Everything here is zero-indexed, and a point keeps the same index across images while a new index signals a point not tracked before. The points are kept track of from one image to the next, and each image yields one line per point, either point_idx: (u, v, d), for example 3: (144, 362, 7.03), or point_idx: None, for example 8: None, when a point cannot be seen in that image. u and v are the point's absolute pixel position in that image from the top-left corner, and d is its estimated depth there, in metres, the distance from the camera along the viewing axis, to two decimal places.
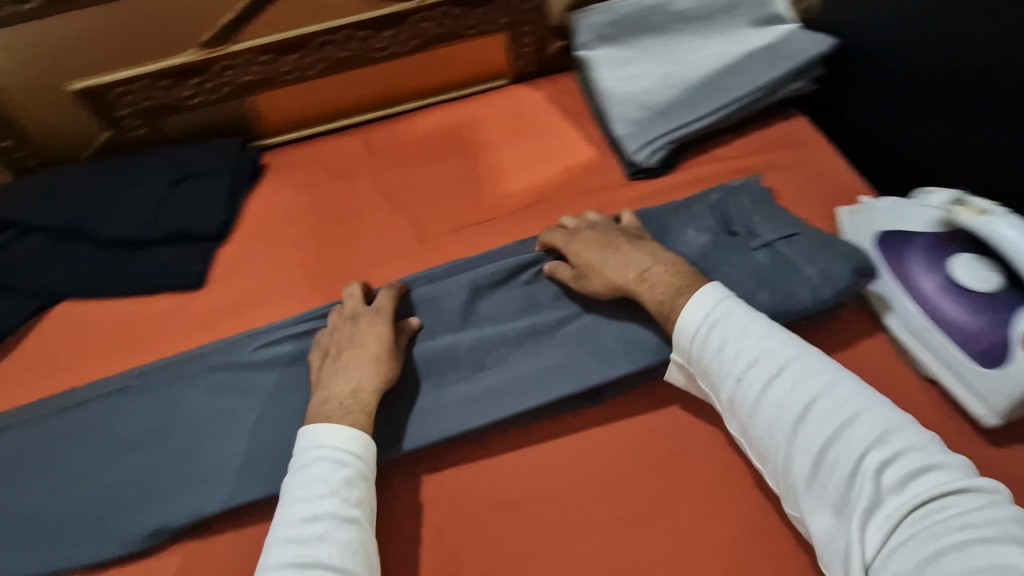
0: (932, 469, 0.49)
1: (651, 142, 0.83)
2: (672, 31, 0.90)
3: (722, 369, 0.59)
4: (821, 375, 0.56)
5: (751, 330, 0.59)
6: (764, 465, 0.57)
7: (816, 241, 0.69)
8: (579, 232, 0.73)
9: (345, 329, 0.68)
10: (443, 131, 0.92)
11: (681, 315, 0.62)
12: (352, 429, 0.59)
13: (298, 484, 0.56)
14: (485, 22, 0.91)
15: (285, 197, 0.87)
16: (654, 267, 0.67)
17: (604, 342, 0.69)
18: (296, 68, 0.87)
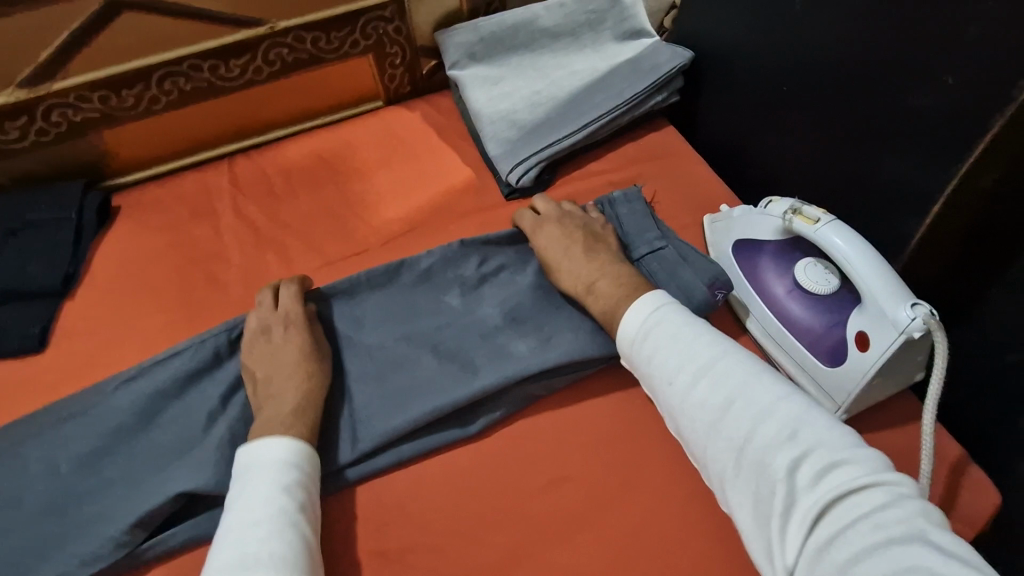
0: (836, 467, 0.48)
1: (523, 161, 0.83)
2: (540, 49, 0.91)
3: (657, 374, 0.59)
4: (745, 376, 0.55)
5: (682, 336, 0.59)
6: (700, 467, 0.57)
7: (682, 254, 0.71)
8: (545, 222, 0.75)
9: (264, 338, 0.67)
10: (315, 159, 0.88)
11: (623, 319, 0.63)
12: (289, 434, 0.59)
13: (251, 488, 0.55)
14: (349, 45, 0.88)
15: (145, 246, 0.80)
16: (603, 279, 0.68)
17: (470, 352, 0.68)
18: (140, 101, 0.81)
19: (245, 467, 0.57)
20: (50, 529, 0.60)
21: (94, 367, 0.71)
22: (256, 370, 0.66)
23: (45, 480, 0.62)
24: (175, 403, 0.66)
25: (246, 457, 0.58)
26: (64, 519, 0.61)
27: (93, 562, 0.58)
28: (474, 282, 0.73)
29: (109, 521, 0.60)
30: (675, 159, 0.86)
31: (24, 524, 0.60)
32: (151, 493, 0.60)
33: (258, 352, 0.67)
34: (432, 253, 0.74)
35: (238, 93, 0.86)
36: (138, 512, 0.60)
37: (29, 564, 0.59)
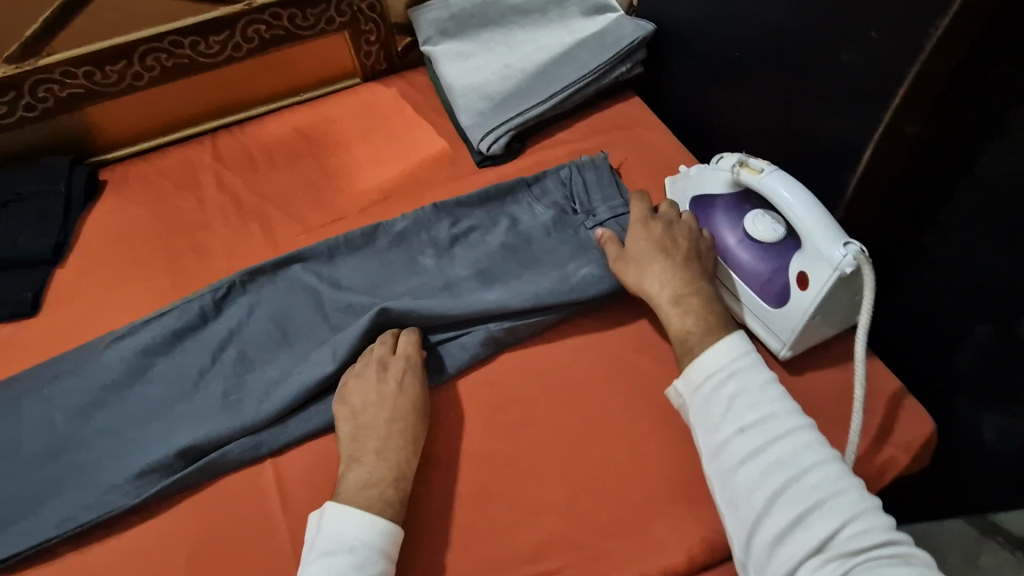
0: (893, 544, 0.49)
1: (493, 131, 0.87)
2: (510, 24, 0.94)
3: (726, 416, 0.57)
4: (821, 445, 0.54)
5: (765, 389, 0.57)
6: (730, 514, 0.55)
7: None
8: (651, 221, 0.72)
9: (380, 388, 0.64)
10: (295, 133, 0.92)
11: (700, 356, 0.61)
12: (383, 516, 0.56)
13: (324, 561, 0.54)
14: (325, 22, 0.91)
15: (133, 217, 0.84)
16: (693, 296, 0.65)
17: (441, 305, 0.70)
18: (123, 77, 0.85)
19: (324, 536, 0.56)
20: (48, 474, 0.64)
21: (83, 329, 0.74)
22: (360, 416, 0.64)
23: (42, 431, 0.66)
24: (162, 360, 0.70)
25: (328, 519, 0.56)
26: (62, 467, 0.64)
27: (89, 501, 0.62)
28: (447, 243, 0.78)
29: (106, 468, 0.64)
30: (638, 127, 0.91)
31: (24, 471, 0.64)
32: (147, 443, 0.65)
33: (368, 399, 0.64)
34: (407, 217, 0.78)
35: (218, 70, 0.90)
36: (135, 458, 0.64)
37: (30, 508, 0.62)
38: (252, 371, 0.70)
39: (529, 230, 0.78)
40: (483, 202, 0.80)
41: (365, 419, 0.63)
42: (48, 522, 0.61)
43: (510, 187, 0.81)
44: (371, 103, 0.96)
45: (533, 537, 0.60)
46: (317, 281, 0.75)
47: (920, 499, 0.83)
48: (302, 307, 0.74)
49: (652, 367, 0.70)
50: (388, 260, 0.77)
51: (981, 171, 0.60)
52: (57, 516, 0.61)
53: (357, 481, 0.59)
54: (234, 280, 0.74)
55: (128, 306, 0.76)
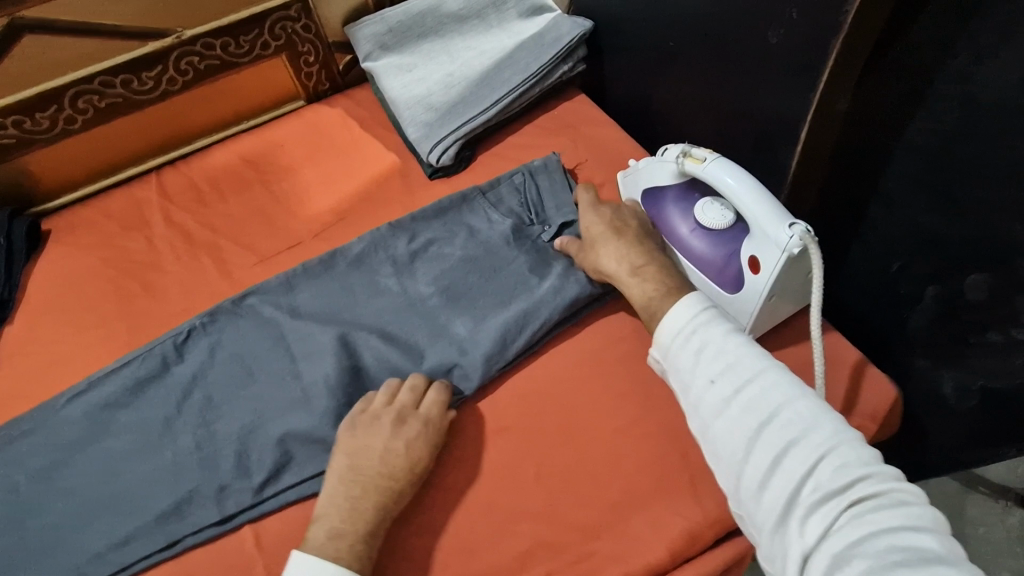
0: (872, 477, 0.48)
1: (442, 141, 0.86)
2: (448, 33, 0.94)
3: (696, 372, 0.57)
4: (792, 385, 0.54)
5: (730, 338, 0.57)
6: (718, 465, 0.56)
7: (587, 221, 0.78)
8: (599, 207, 0.74)
9: (413, 441, 0.62)
10: (241, 163, 0.91)
11: (665, 318, 0.61)
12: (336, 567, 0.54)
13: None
14: (259, 47, 0.90)
15: (80, 264, 0.81)
16: (649, 265, 0.67)
17: (412, 333, 0.71)
18: (55, 123, 0.82)
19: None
20: (18, 543, 0.62)
21: (38, 385, 0.72)
22: (376, 463, 0.60)
23: (10, 497, 0.64)
24: (126, 410, 0.68)
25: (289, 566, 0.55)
26: (38, 532, 0.63)
27: (61, 570, 0.60)
28: (407, 259, 0.77)
29: (84, 529, 0.62)
30: (586, 124, 0.91)
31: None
32: (123, 500, 0.64)
33: (391, 449, 0.61)
34: (363, 239, 0.78)
35: (153, 107, 0.87)
36: (114, 516, 0.63)
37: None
38: (220, 416, 0.68)
39: (488, 239, 0.77)
40: (445, 206, 0.80)
41: (385, 468, 0.60)
42: None
43: (464, 195, 0.80)
44: (316, 124, 0.95)
45: (514, 547, 0.60)
46: (276, 310, 0.73)
47: (896, 460, 0.86)
48: (263, 339, 0.72)
49: (619, 364, 0.70)
50: (348, 281, 0.75)
51: (910, 141, 0.61)
52: None
53: (348, 530, 0.57)
54: (195, 320, 0.73)
55: (82, 357, 0.74)
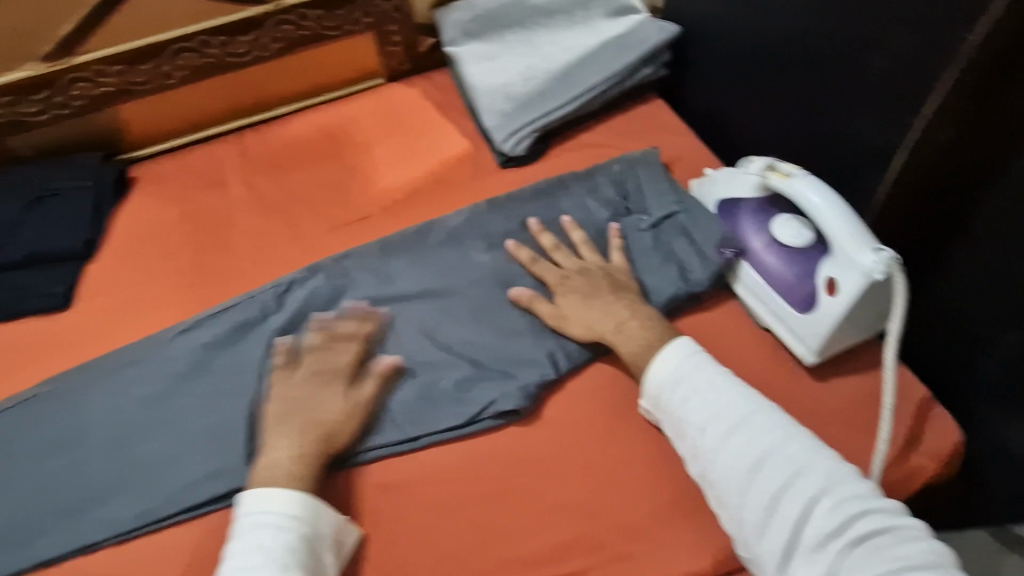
0: (864, 516, 0.53)
1: (515, 133, 0.88)
2: (534, 26, 0.94)
3: (687, 421, 0.61)
4: (779, 429, 0.59)
5: (714, 384, 0.62)
6: (720, 508, 0.59)
7: (696, 216, 0.75)
8: (568, 277, 0.72)
9: (326, 368, 0.66)
10: (319, 133, 0.93)
11: (655, 362, 0.64)
12: (289, 493, 0.57)
13: (245, 543, 0.55)
14: (350, 23, 0.92)
15: (162, 215, 0.85)
16: (632, 318, 0.68)
17: (501, 314, 0.73)
18: (153, 78, 0.86)
19: (244, 520, 0.56)
20: (113, 468, 0.65)
21: (114, 326, 0.75)
22: (299, 394, 0.64)
23: (109, 422, 0.67)
24: (225, 352, 0.71)
25: (240, 507, 0.57)
26: (134, 458, 0.65)
27: (147, 499, 0.63)
28: (501, 239, 0.79)
29: (174, 461, 0.65)
30: (662, 130, 0.91)
31: (91, 463, 0.65)
32: (209, 440, 0.66)
33: (319, 381, 0.65)
34: (459, 215, 0.80)
35: (244, 71, 0.90)
36: (204, 453, 0.65)
37: (101, 501, 0.63)
38: None
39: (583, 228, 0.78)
40: (544, 192, 0.82)
41: (310, 403, 0.63)
42: (127, 514, 0.62)
43: (561, 180, 0.83)
44: (394, 103, 0.96)
45: (556, 537, 0.60)
46: (372, 276, 0.76)
47: (947, 505, 0.83)
48: (358, 297, 0.74)
49: None
50: (432, 256, 0.78)
51: (1009, 182, 0.60)
52: (136, 508, 0.62)
53: (291, 460, 0.60)
54: (299, 278, 0.76)
55: (157, 304, 0.77)
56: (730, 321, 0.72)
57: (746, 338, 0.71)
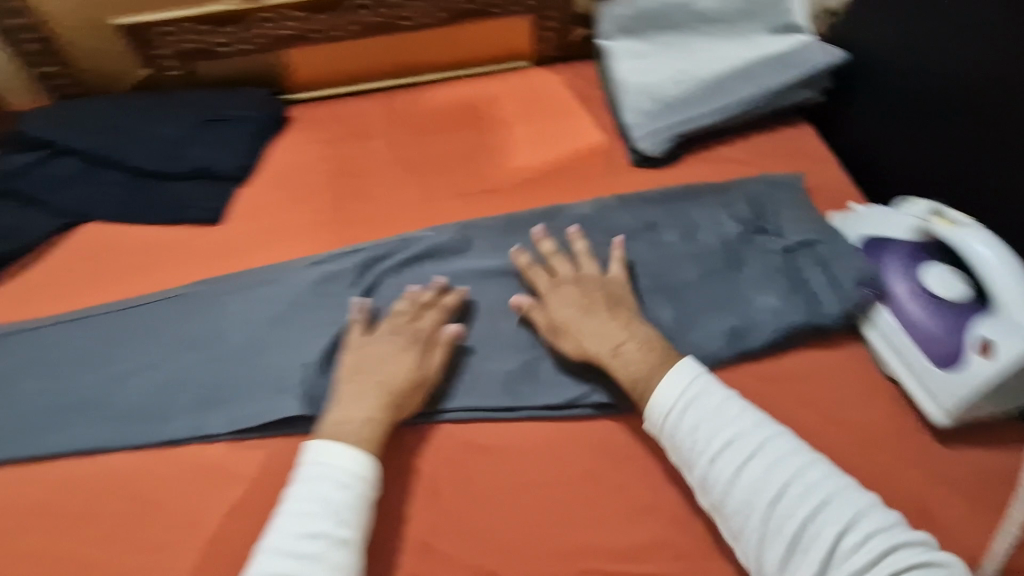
0: (893, 552, 0.50)
1: (656, 133, 0.87)
2: (692, 31, 0.93)
3: (696, 450, 0.58)
4: (792, 458, 0.56)
5: (722, 410, 0.59)
6: (736, 544, 0.56)
7: (837, 249, 0.72)
8: (562, 285, 0.70)
9: (402, 333, 0.68)
10: (462, 104, 0.96)
11: (659, 385, 0.62)
12: (358, 451, 0.59)
13: (307, 489, 0.57)
14: (513, 4, 0.94)
15: (311, 156, 0.91)
16: (630, 341, 0.65)
17: None
18: (328, 28, 0.92)
19: (310, 466, 0.59)
20: (237, 374, 0.71)
21: (255, 248, 0.82)
22: (378, 353, 0.66)
23: (240, 332, 0.73)
24: (349, 291, 0.76)
25: (306, 455, 0.59)
26: (255, 369, 0.71)
27: (263, 408, 0.68)
28: (624, 235, 0.79)
29: (290, 379, 0.69)
30: (808, 156, 0.87)
31: (220, 365, 0.71)
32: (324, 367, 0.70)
33: (392, 344, 0.67)
34: (587, 205, 0.81)
35: (407, 34, 0.95)
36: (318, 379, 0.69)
37: (223, 401, 0.69)
38: None
39: (710, 239, 0.77)
40: (675, 197, 0.81)
41: (386, 363, 0.65)
42: (242, 418, 0.67)
43: (694, 189, 0.81)
44: (538, 87, 0.98)
45: (638, 537, 0.60)
46: (495, 247, 0.79)
47: None
48: (478, 264, 0.77)
49: (789, 402, 0.66)
50: (554, 239, 0.79)
51: None
52: (251, 415, 0.67)
53: (366, 417, 0.62)
54: (425, 235, 0.79)
55: (295, 234, 0.83)
56: (854, 362, 0.68)
57: (869, 383, 0.67)
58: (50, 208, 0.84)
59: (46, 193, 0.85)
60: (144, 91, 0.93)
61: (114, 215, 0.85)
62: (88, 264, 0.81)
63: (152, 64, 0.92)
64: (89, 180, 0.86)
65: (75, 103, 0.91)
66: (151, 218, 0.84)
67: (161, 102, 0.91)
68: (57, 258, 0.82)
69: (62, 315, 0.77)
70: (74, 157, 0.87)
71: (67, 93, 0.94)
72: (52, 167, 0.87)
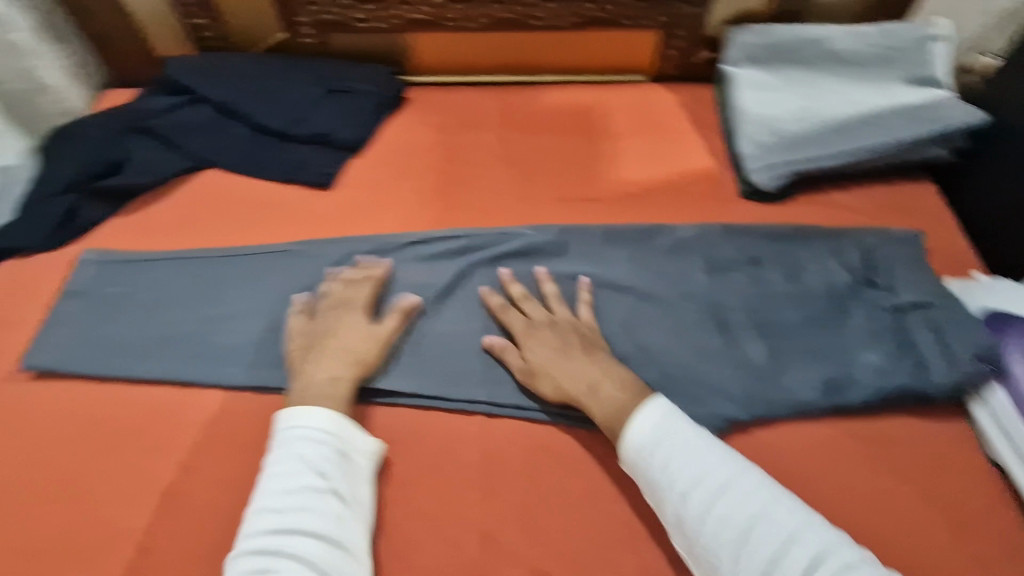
0: None
1: (771, 168, 0.85)
2: (824, 69, 0.90)
3: (667, 486, 0.58)
4: (759, 494, 0.56)
5: (694, 446, 0.59)
6: None
7: (953, 318, 0.70)
8: (535, 328, 0.70)
9: (337, 304, 0.72)
10: (575, 109, 0.97)
11: (631, 419, 0.62)
12: (328, 407, 0.63)
13: (287, 452, 0.61)
14: (644, 18, 0.94)
15: (422, 138, 0.93)
16: (604, 382, 0.65)
17: (706, 336, 0.72)
18: (460, 18, 0.94)
19: (289, 429, 0.62)
20: None
21: (359, 217, 0.85)
22: (355, 332, 0.70)
23: None
24: (444, 275, 0.77)
25: (280, 422, 0.63)
26: None
27: None
28: (724, 265, 0.77)
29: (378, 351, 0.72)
30: (928, 215, 0.84)
31: None
32: (412, 346, 0.72)
33: (365, 322, 0.70)
34: (690, 229, 0.80)
35: (534, 33, 0.96)
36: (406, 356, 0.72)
37: None
38: None
39: (814, 284, 0.75)
40: (783, 235, 0.79)
41: (366, 338, 0.69)
42: None
43: (804, 230, 0.79)
44: (653, 103, 0.97)
45: None
46: (592, 256, 0.79)
47: None
48: (573, 270, 0.77)
49: (877, 466, 0.64)
50: (652, 258, 0.78)
51: None
52: None
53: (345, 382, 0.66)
54: (523, 233, 0.80)
55: (398, 211, 0.85)
56: (953, 439, 0.66)
57: (966, 463, 0.64)
58: (180, 150, 0.89)
59: (178, 135, 0.90)
60: (278, 53, 0.98)
61: (235, 165, 0.89)
62: (206, 208, 0.86)
63: (290, 28, 0.96)
64: (218, 130, 0.92)
65: (214, 54, 0.96)
66: (268, 173, 0.88)
67: (292, 66, 0.96)
68: (178, 199, 0.87)
69: (177, 252, 0.82)
70: (207, 106, 0.93)
71: (210, 44, 0.99)
72: (187, 112, 0.92)
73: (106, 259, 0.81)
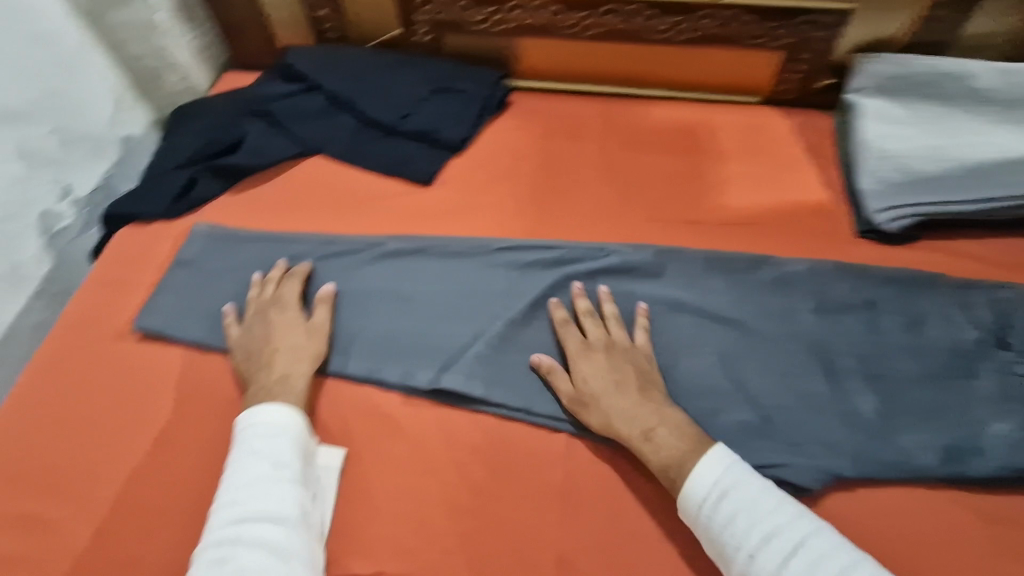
0: None
1: (896, 208, 0.80)
2: (963, 107, 0.83)
3: (733, 544, 0.55)
4: (837, 559, 0.52)
5: (762, 502, 0.56)
6: None
7: None
8: (592, 353, 0.68)
9: (286, 306, 0.74)
10: (682, 127, 0.93)
11: (692, 468, 0.59)
12: (284, 404, 0.66)
13: (253, 445, 0.63)
14: (768, 38, 0.90)
15: (523, 144, 0.93)
16: (660, 426, 0.63)
17: (811, 381, 0.67)
18: (575, 26, 0.93)
19: (252, 427, 0.64)
20: (420, 334, 0.74)
21: (455, 217, 0.85)
22: (275, 327, 0.72)
23: (430, 295, 0.77)
24: (537, 285, 0.76)
25: (242, 421, 0.65)
26: (437, 335, 0.73)
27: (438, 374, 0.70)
28: (835, 307, 0.72)
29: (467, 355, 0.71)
30: None
31: (406, 321, 0.75)
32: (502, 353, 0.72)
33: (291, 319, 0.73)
34: (800, 264, 0.75)
35: (648, 46, 0.94)
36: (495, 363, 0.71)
37: (402, 356, 0.72)
38: None
39: (937, 338, 0.69)
40: (904, 282, 0.73)
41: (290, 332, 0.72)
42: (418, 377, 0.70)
43: (929, 278, 0.72)
44: (765, 128, 0.93)
45: None
46: (691, 282, 0.75)
47: None
48: (670, 295, 0.74)
49: (1000, 549, 0.58)
50: (757, 290, 0.74)
51: None
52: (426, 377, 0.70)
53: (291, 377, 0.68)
54: (619, 250, 0.77)
55: (494, 215, 0.85)
56: None
57: None
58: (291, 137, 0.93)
59: (290, 122, 0.93)
60: (390, 49, 1.00)
61: (341, 155, 0.91)
62: (310, 194, 0.89)
63: (406, 25, 0.98)
64: (327, 120, 0.94)
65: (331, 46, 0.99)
66: (371, 166, 0.90)
67: (403, 62, 0.97)
68: (285, 182, 0.90)
69: (280, 234, 0.84)
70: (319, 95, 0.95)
71: (327, 36, 1.02)
72: (300, 99, 0.95)
73: (215, 235, 0.84)
